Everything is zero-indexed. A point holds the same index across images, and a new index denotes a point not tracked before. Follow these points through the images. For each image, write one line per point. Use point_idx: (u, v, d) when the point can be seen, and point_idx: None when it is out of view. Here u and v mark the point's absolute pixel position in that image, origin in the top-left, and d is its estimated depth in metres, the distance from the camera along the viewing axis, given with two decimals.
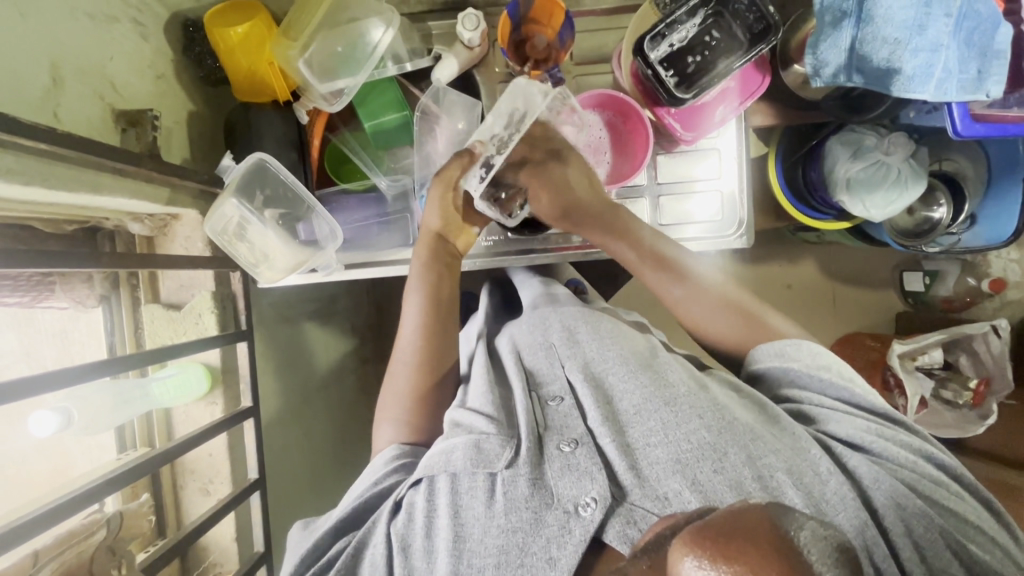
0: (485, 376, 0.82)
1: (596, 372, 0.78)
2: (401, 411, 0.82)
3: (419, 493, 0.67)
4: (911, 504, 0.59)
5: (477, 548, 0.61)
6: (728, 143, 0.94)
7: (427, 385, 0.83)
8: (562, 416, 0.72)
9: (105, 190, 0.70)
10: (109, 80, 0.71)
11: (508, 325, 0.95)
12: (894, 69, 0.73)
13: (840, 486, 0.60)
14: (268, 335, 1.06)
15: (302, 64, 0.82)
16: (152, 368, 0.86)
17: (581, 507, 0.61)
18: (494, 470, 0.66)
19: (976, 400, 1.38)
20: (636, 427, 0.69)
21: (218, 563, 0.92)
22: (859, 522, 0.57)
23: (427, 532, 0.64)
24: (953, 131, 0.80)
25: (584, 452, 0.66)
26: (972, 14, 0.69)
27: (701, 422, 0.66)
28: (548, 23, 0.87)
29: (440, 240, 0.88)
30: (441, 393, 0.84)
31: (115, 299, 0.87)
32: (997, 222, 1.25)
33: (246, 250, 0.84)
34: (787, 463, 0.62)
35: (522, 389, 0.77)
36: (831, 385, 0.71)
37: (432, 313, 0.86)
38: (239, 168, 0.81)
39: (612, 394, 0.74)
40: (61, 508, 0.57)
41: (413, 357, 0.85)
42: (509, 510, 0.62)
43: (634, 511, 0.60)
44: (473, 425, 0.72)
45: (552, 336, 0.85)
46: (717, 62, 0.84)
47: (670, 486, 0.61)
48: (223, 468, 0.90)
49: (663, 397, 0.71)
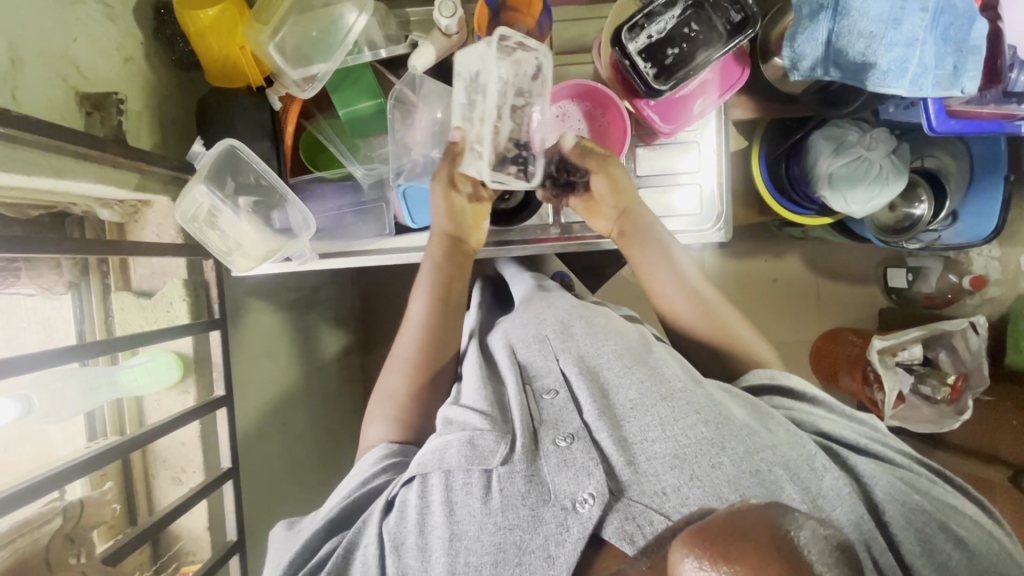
0: (479, 372, 0.82)
1: (591, 367, 0.78)
2: (394, 409, 0.82)
3: (411, 491, 0.67)
4: (911, 501, 0.61)
5: (473, 545, 0.61)
6: (709, 136, 0.93)
7: (424, 380, 0.84)
8: (557, 409, 0.72)
9: (71, 174, 0.68)
10: (73, 63, 0.69)
11: (501, 322, 0.94)
12: (870, 64, 0.72)
13: (836, 481, 0.61)
14: (244, 323, 1.05)
15: (273, 48, 0.81)
16: (121, 356, 0.86)
17: (579, 504, 0.61)
18: (489, 466, 0.66)
19: (954, 396, 1.38)
20: (634, 422, 0.69)
21: (191, 552, 0.92)
22: (855, 516, 0.58)
23: (420, 530, 0.64)
24: (927, 127, 0.79)
25: (581, 446, 0.66)
26: (949, 9, 0.70)
27: (699, 417, 0.66)
28: (527, 12, 0.86)
29: (452, 241, 0.88)
30: (435, 390, 0.84)
31: (85, 286, 0.85)
32: (982, 214, 1.26)
33: (217, 237, 0.83)
34: (784, 458, 0.62)
35: (517, 383, 0.77)
36: (821, 400, 0.74)
37: (438, 308, 0.87)
38: (208, 155, 0.79)
39: (608, 389, 0.74)
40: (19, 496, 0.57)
41: (415, 353, 0.85)
42: (506, 507, 0.62)
43: (633, 507, 0.60)
44: (467, 423, 0.71)
45: (546, 329, 0.85)
46: (696, 54, 0.83)
47: (668, 481, 0.61)
48: (196, 458, 0.90)
49: (659, 391, 0.71)
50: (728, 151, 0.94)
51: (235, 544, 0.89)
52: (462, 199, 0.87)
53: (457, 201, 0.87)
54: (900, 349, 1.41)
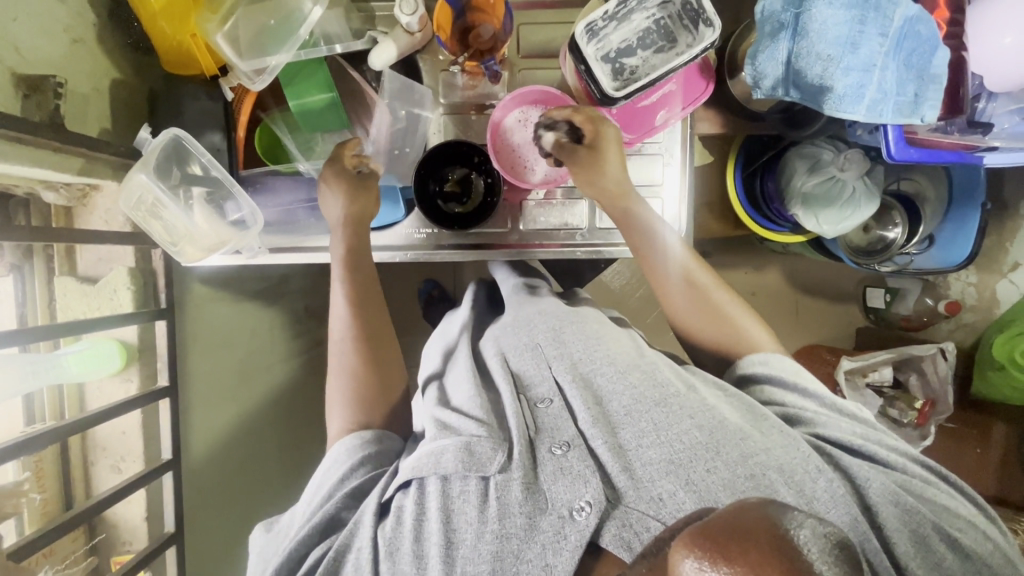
0: (473, 382, 0.80)
1: (584, 373, 0.77)
2: (350, 417, 0.79)
3: (407, 497, 0.67)
4: (904, 500, 0.61)
5: (469, 555, 0.61)
6: (674, 150, 0.93)
7: (370, 390, 0.82)
8: (553, 417, 0.72)
9: (4, 158, 0.67)
10: (13, 43, 0.68)
11: (492, 328, 0.93)
12: (827, 87, 0.70)
13: (830, 482, 0.62)
14: (202, 314, 1.04)
15: (220, 38, 0.79)
16: (62, 342, 0.85)
17: (576, 512, 0.61)
18: (486, 473, 0.66)
19: (920, 420, 1.36)
20: (628, 428, 0.69)
21: (127, 542, 0.91)
22: (850, 518, 0.59)
23: (415, 536, 0.63)
24: (885, 155, 0.77)
25: (577, 454, 0.66)
26: (913, 35, 0.70)
27: (693, 423, 0.67)
28: (492, 13, 0.85)
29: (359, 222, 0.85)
30: (388, 383, 0.84)
31: (28, 269, 0.84)
32: (953, 244, 1.24)
33: (162, 227, 0.81)
34: (779, 461, 0.63)
35: (511, 391, 0.77)
36: (812, 392, 0.73)
37: (361, 285, 0.86)
38: (153, 143, 0.77)
39: (601, 396, 0.74)
40: None
41: (352, 333, 0.85)
42: (503, 516, 0.62)
43: (629, 514, 0.61)
44: (465, 429, 0.71)
45: (538, 336, 0.84)
46: (650, 71, 0.82)
47: (664, 487, 0.62)
48: (136, 447, 0.89)
49: (653, 397, 0.71)
50: (692, 168, 0.94)
51: (174, 535, 0.90)
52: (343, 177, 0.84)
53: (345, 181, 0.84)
54: (871, 370, 1.41)
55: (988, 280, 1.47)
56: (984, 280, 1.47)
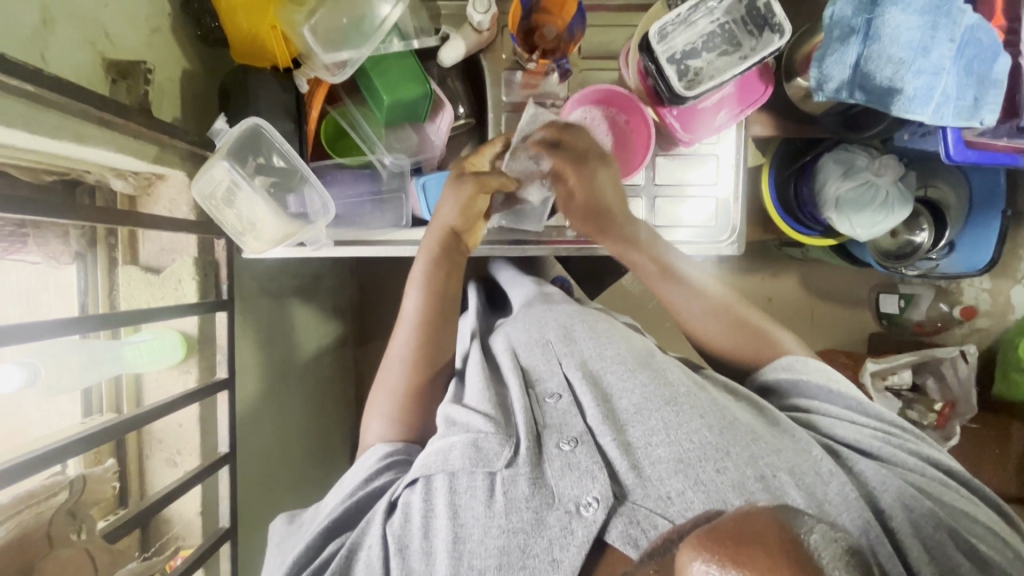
0: (482, 376, 0.81)
1: (595, 371, 0.79)
2: (393, 409, 0.82)
3: (415, 493, 0.68)
4: (918, 506, 0.61)
5: (477, 549, 0.61)
6: (727, 150, 0.95)
7: (423, 381, 0.83)
8: (561, 413, 0.73)
9: (91, 142, 0.66)
10: (103, 28, 0.68)
11: (503, 325, 0.94)
12: (896, 90, 0.74)
13: (842, 486, 0.62)
14: (250, 307, 1.03)
15: (306, 29, 0.81)
16: (125, 332, 0.83)
17: (583, 507, 0.62)
18: (493, 469, 0.67)
19: (942, 422, 1.38)
20: (638, 426, 0.70)
21: (181, 538, 0.89)
22: (862, 522, 0.59)
23: (424, 532, 0.65)
24: (945, 155, 0.81)
25: (585, 450, 0.67)
26: (975, 41, 0.73)
27: (703, 423, 0.68)
28: (559, 14, 0.87)
29: (453, 236, 0.88)
30: (434, 387, 0.85)
31: (91, 258, 0.83)
32: (976, 249, 1.29)
33: (234, 217, 0.81)
34: (789, 463, 0.65)
35: (520, 386, 0.77)
36: (839, 394, 0.74)
37: (433, 297, 0.86)
38: (234, 130, 0.79)
39: (611, 394, 0.75)
40: (34, 461, 0.56)
41: (419, 313, 0.85)
42: (510, 511, 0.63)
43: (637, 511, 0.61)
44: (470, 424, 0.72)
45: (549, 334, 0.85)
46: (716, 73, 0.83)
47: (672, 486, 0.62)
48: (193, 439, 0.88)
49: (663, 396, 0.73)
50: (746, 169, 0.95)
51: (228, 530, 0.86)
52: (484, 199, 0.89)
53: (477, 201, 0.88)
54: (891, 373, 1.41)
55: (1002, 286, 1.52)
56: (998, 286, 1.53)
